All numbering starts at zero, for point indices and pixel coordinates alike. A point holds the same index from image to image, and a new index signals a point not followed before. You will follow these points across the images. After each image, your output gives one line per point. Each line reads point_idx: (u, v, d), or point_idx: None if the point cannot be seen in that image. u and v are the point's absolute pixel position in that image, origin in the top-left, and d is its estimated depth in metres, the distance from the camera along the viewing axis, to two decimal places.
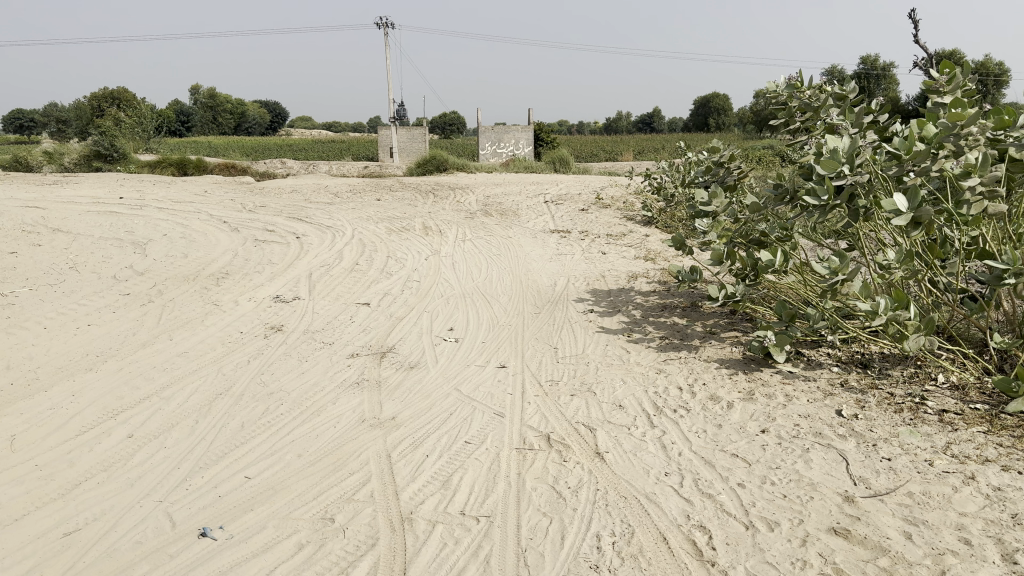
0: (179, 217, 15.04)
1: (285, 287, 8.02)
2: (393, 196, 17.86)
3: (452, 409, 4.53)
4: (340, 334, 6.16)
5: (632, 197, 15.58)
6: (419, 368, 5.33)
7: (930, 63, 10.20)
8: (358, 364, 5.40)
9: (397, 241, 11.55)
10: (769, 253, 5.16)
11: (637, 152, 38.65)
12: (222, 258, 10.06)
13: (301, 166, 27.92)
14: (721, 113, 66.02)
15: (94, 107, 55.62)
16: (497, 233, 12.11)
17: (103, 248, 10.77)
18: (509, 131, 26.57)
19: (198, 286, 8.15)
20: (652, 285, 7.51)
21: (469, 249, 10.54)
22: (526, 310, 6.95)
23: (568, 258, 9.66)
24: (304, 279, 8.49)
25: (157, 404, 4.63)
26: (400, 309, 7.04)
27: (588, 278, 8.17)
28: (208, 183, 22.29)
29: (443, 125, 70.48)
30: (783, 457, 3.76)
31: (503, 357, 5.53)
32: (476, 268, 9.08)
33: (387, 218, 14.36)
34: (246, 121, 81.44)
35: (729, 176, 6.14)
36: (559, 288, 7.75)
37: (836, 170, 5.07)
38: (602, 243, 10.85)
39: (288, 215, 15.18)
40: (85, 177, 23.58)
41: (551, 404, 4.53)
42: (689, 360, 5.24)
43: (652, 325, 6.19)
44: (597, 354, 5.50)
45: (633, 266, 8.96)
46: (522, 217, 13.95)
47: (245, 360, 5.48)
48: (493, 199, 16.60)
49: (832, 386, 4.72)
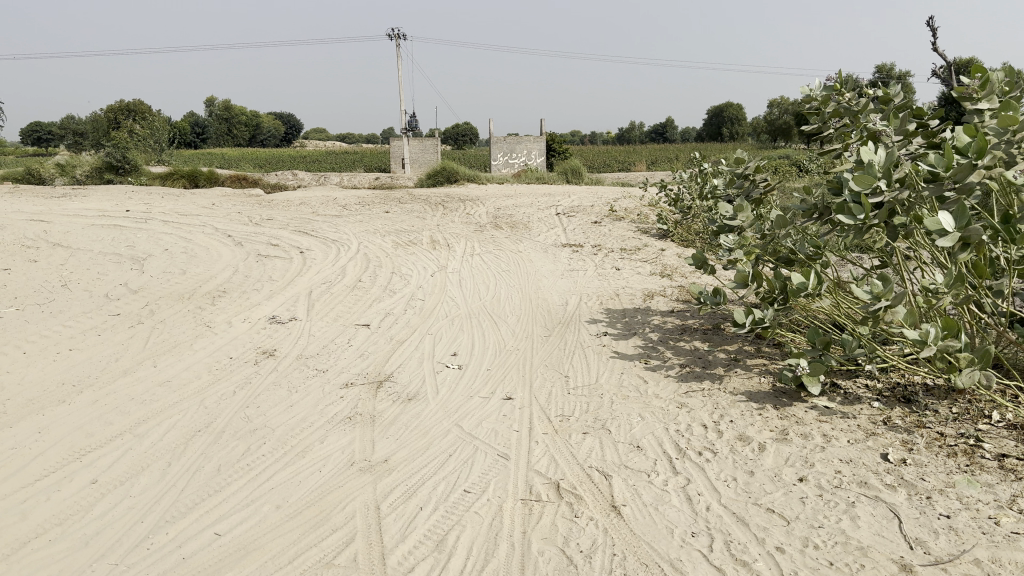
0: (183, 231, 14.72)
1: (282, 307, 7.64)
2: (402, 208, 17.51)
3: (451, 450, 4.09)
4: (336, 360, 5.75)
5: (646, 209, 15.17)
6: (418, 400, 4.90)
7: (949, 72, 9.74)
8: (352, 395, 4.97)
9: (404, 255, 11.16)
10: (800, 275, 4.70)
11: (650, 163, 38.24)
12: (221, 274, 9.69)
13: (312, 178, 27.67)
14: (734, 122, 65.59)
15: (110, 119, 55.81)
16: (507, 247, 11.72)
17: (99, 264, 10.42)
18: (521, 142, 26.23)
19: (191, 305, 7.77)
20: (670, 305, 7.06)
21: (477, 264, 10.13)
22: (536, 332, 6.51)
23: (580, 274, 9.23)
24: (303, 297, 8.10)
25: (128, 443, 4.22)
26: (401, 332, 6.62)
27: (602, 297, 7.72)
28: (217, 195, 22.03)
29: (455, 136, 70.38)
30: (826, 515, 3.30)
31: (509, 387, 5.09)
32: (484, 285, 8.66)
33: (395, 231, 13.99)
34: (260, 133, 81.68)
35: (756, 188, 5.70)
36: (571, 307, 7.32)
37: (872, 186, 4.62)
38: (616, 258, 10.42)
39: (295, 228, 14.84)
40: (94, 189, 23.39)
41: (561, 444, 4.08)
42: (713, 392, 4.78)
43: (671, 350, 5.74)
44: (612, 383, 5.04)
45: (649, 283, 8.52)
46: (533, 230, 13.55)
47: (232, 390, 5.07)
48: (504, 212, 16.23)
49: (874, 425, 4.24)
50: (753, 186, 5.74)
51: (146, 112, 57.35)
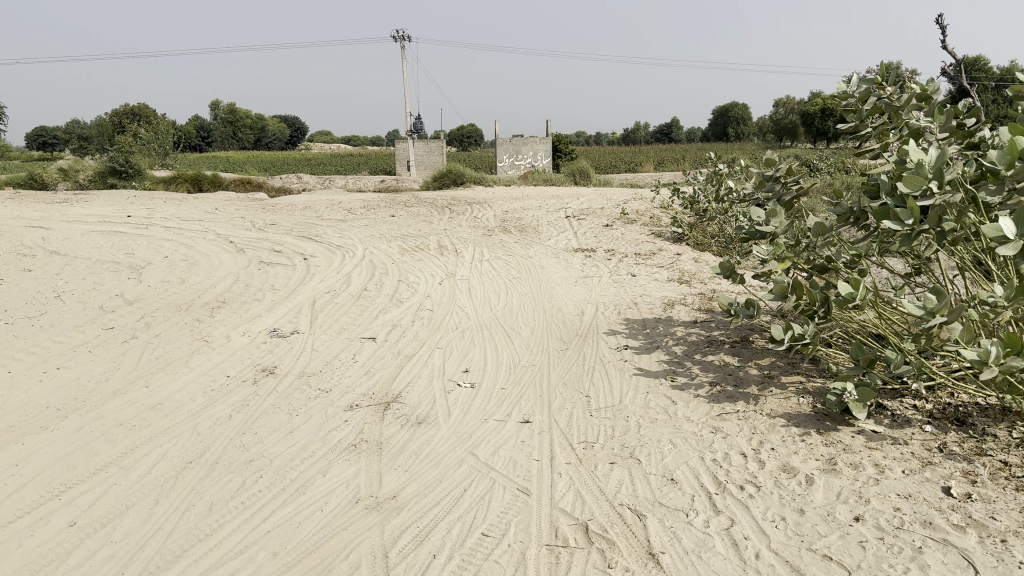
0: (184, 237, 14.40)
1: (284, 318, 7.29)
2: (408, 211, 17.18)
3: (465, 484, 3.72)
4: (340, 378, 5.39)
5: (658, 211, 14.79)
6: (428, 423, 4.53)
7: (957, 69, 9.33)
8: (356, 419, 4.61)
9: (410, 262, 10.81)
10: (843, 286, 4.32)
11: (657, 162, 37.85)
12: (222, 283, 9.35)
13: (317, 181, 27.36)
14: (741, 122, 65.14)
15: (115, 123, 55.70)
16: (517, 252, 11.36)
17: (96, 274, 10.09)
18: (527, 143, 25.87)
19: (189, 318, 7.43)
20: (692, 316, 6.69)
21: (486, 271, 9.76)
22: (552, 346, 6.13)
23: (594, 281, 8.86)
24: (306, 308, 7.75)
25: (113, 478, 3.87)
26: (409, 346, 6.26)
27: (620, 306, 7.34)
28: (221, 200, 21.71)
29: (460, 137, 70.03)
30: (891, 564, 2.92)
31: (527, 409, 4.72)
32: (494, 293, 8.30)
33: (401, 236, 13.64)
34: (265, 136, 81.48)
35: (789, 191, 5.34)
36: (588, 318, 6.95)
37: (922, 188, 4.23)
38: (630, 263, 10.05)
39: (298, 234, 14.50)
40: (97, 194, 23.11)
41: (586, 477, 3.71)
42: (749, 415, 4.40)
43: (698, 366, 5.36)
44: (638, 403, 4.67)
45: (667, 291, 8.15)
46: (543, 234, 13.17)
47: (228, 414, 4.72)
48: (513, 215, 15.87)
49: (929, 453, 3.85)
50: (786, 190, 5.38)
51: (151, 116, 57.22)
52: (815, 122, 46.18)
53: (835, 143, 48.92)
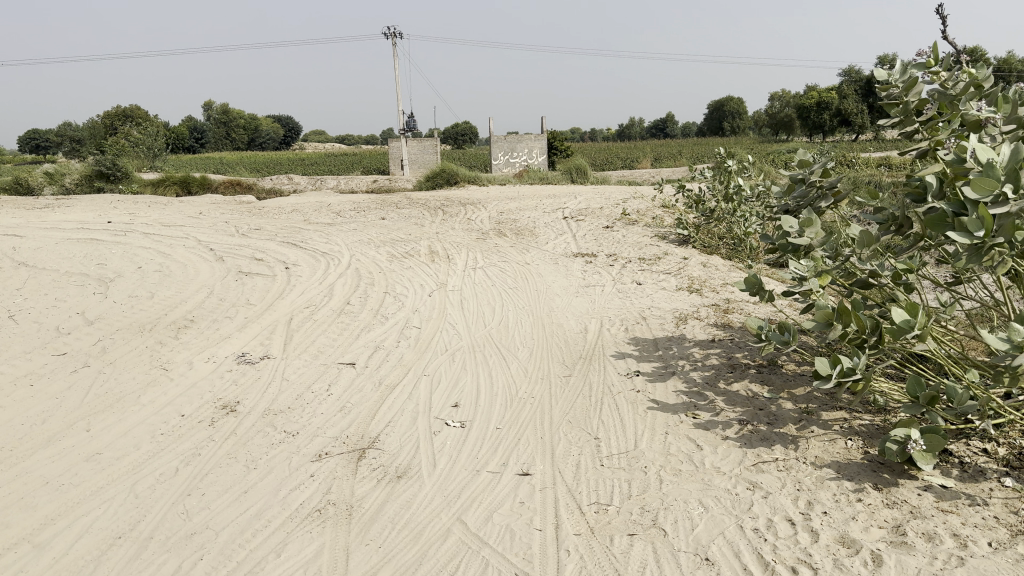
0: (163, 245, 13.65)
1: (255, 341, 6.57)
2: (399, 213, 16.44)
3: (452, 566, 3.04)
4: (310, 417, 4.68)
5: (660, 211, 14.09)
6: (409, 476, 3.84)
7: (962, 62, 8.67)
8: (325, 472, 3.91)
9: (398, 270, 10.08)
10: (900, 310, 3.62)
11: (655, 158, 37.11)
12: (194, 298, 8.63)
13: (308, 182, 26.60)
14: (736, 117, 64.63)
15: (107, 125, 54.82)
16: (513, 257, 10.65)
17: (60, 288, 9.35)
18: (522, 140, 25.12)
19: (150, 341, 6.71)
20: (710, 334, 6.00)
21: (480, 280, 9.05)
22: (553, 371, 5.42)
23: (597, 291, 8.16)
24: (281, 327, 7.04)
25: (21, 563, 3.19)
26: (392, 372, 5.55)
27: (627, 322, 6.64)
28: (207, 203, 20.94)
29: (455, 134, 68.97)
30: None
31: (526, 456, 4.02)
32: (488, 307, 7.59)
33: (391, 241, 12.92)
34: (259, 136, 80.56)
35: (826, 197, 4.65)
36: (592, 336, 6.26)
37: (994, 193, 3.55)
38: (634, 269, 9.34)
39: (283, 239, 13.76)
40: (80, 199, 22.31)
41: (600, 557, 3.03)
42: (790, 466, 3.70)
43: (722, 397, 4.65)
44: (656, 449, 3.98)
45: (677, 302, 7.45)
46: (540, 237, 12.47)
47: (173, 469, 4.04)
48: (509, 216, 15.15)
49: (1017, 517, 3.15)
50: (822, 196, 4.69)
51: (143, 117, 56.33)
52: (811, 115, 45.54)
53: (832, 138, 48.27)
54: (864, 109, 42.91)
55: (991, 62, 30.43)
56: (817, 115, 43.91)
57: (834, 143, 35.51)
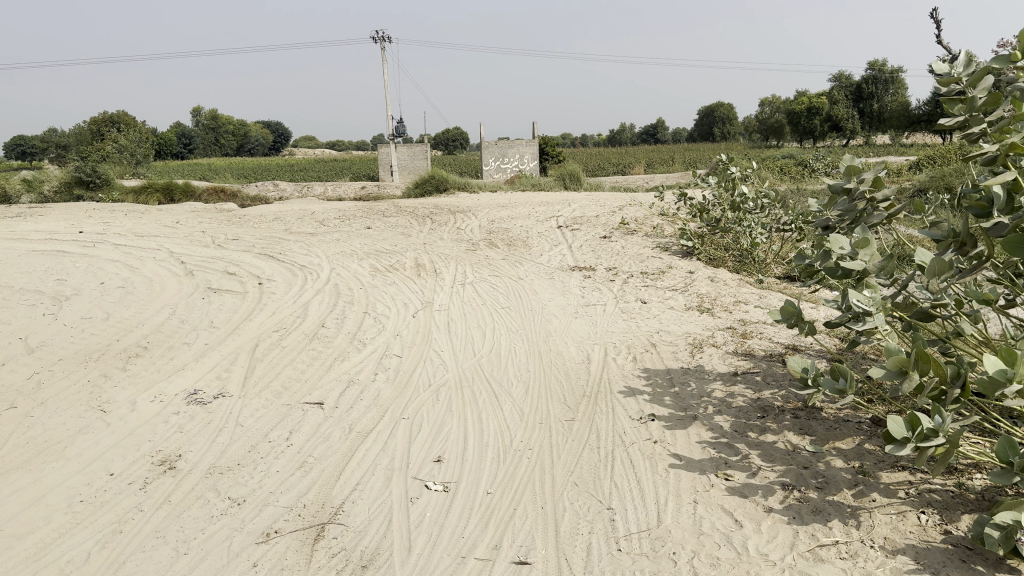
0: (133, 258, 12.82)
1: (211, 374, 5.78)
2: (385, 222, 15.64)
3: None
4: (262, 478, 3.90)
5: (659, 220, 13.35)
6: (375, 566, 3.06)
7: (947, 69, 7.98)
8: (271, 560, 3.14)
9: (381, 286, 9.30)
10: (994, 357, 2.87)
11: (647, 164, 36.45)
12: (154, 319, 7.83)
13: (295, 189, 25.72)
14: (727, 122, 64.22)
15: (93, 131, 53.91)
16: (505, 272, 9.87)
17: (8, 309, 8.53)
18: (514, 146, 24.39)
19: (93, 374, 5.90)
20: (731, 367, 5.24)
21: (470, 298, 8.27)
22: (553, 412, 4.64)
23: (598, 310, 7.41)
24: (244, 357, 6.25)
25: None
26: (366, 415, 4.76)
27: (634, 349, 5.86)
28: (187, 212, 20.10)
29: (447, 141, 68.04)
30: None
31: (522, 536, 3.24)
32: (478, 330, 6.81)
33: (375, 252, 12.12)
34: (248, 142, 79.49)
35: (877, 212, 3.91)
36: (596, 368, 5.48)
37: None
38: (637, 285, 8.58)
39: (261, 251, 12.94)
40: (56, 208, 21.38)
41: None
42: (855, 553, 2.94)
43: (757, 452, 3.89)
44: (686, 526, 3.21)
45: (689, 324, 6.69)
46: (534, 249, 11.70)
47: (85, 556, 3.27)
48: (500, 225, 14.40)
49: None
50: (874, 212, 3.97)
51: (130, 123, 55.32)
52: (802, 121, 45.01)
53: (824, 143, 47.78)
54: (856, 114, 42.33)
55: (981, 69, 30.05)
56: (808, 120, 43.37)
57: (826, 148, 34.99)
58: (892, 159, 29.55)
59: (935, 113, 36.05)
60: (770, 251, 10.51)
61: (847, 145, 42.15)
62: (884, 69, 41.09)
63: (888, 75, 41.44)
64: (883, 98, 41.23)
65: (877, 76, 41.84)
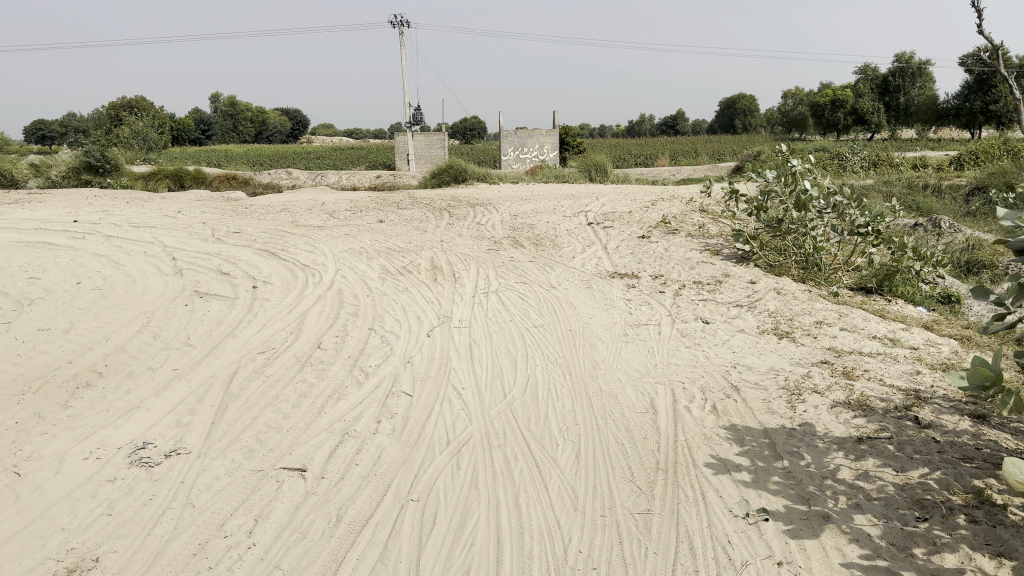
0: (122, 253, 11.60)
1: (170, 418, 4.56)
2: (399, 215, 14.36)
3: None
4: None
5: (701, 218, 12.01)
6: None
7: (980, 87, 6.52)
8: None
9: (392, 292, 8.03)
10: None
11: (670, 156, 34.85)
12: (123, 332, 6.59)
13: (308, 177, 24.46)
14: (749, 113, 62.38)
15: (109, 115, 52.85)
16: (535, 278, 8.56)
17: None
18: (533, 134, 23.02)
19: (24, 413, 4.69)
20: (852, 431, 3.96)
21: (495, 311, 7.00)
22: (619, 499, 3.38)
23: (652, 331, 6.12)
24: (217, 390, 5.02)
25: None
26: (361, 494, 3.52)
27: (710, 394, 4.58)
28: (191, 201, 18.89)
29: (463, 131, 66.23)
30: None
31: None
32: (509, 357, 5.54)
33: (386, 250, 10.85)
34: (266, 129, 78.38)
35: None
36: (667, 422, 4.19)
37: None
38: (693, 298, 7.26)
39: (262, 247, 11.68)
40: (57, 194, 20.25)
41: None
42: None
43: None
44: None
45: (770, 355, 5.39)
46: (565, 249, 10.38)
47: None
48: (524, 221, 13.10)
49: None
50: None
51: (146, 108, 54.26)
52: (826, 113, 43.01)
53: (849, 136, 45.93)
54: (881, 107, 40.11)
55: (1014, 62, 28.31)
56: (832, 113, 41.47)
57: (854, 142, 33.23)
58: (926, 153, 27.89)
59: (964, 107, 34.26)
60: (836, 255, 9.25)
61: (873, 139, 40.22)
62: (911, 61, 39.21)
63: (916, 68, 39.55)
64: (911, 92, 39.89)
65: (904, 68, 39.95)
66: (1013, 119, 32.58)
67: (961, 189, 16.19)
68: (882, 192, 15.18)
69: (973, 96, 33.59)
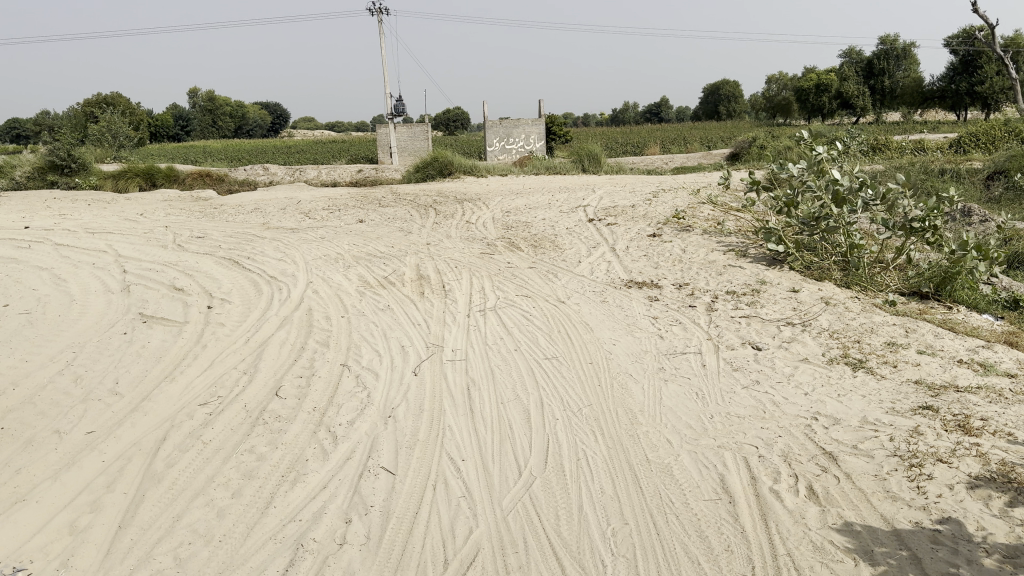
0: (69, 265, 10.23)
1: (65, 517, 3.34)
2: (380, 214, 13.07)
3: None
4: None
5: (715, 211, 10.82)
6: None
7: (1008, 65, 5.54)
8: None
9: (372, 311, 6.79)
10: None
11: (659, 144, 33.66)
12: (36, 375, 5.31)
13: (285, 172, 23.00)
14: (733, 99, 61.28)
15: (79, 112, 50.88)
16: (538, 289, 7.34)
17: None
18: (519, 124, 21.73)
19: None
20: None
21: (495, 335, 5.78)
22: None
23: (694, 363, 4.91)
24: (136, 467, 3.79)
25: None
26: None
27: (799, 465, 3.40)
28: (159, 203, 17.44)
29: (446, 121, 64.54)
30: None
31: None
32: (518, 406, 4.32)
33: (365, 257, 9.58)
34: (245, 125, 76.54)
35: None
36: (750, 520, 3.00)
37: None
38: (731, 314, 6.07)
39: (227, 254, 10.35)
40: (13, 197, 18.68)
41: None
42: None
43: None
44: None
45: (854, 398, 4.22)
46: (567, 252, 9.16)
47: None
48: (516, 218, 11.87)
49: None
50: None
51: (118, 104, 52.38)
52: (810, 98, 41.73)
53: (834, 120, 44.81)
54: (866, 91, 38.84)
55: (1005, 40, 27.10)
56: (817, 98, 40.28)
57: (842, 126, 32.00)
58: (920, 137, 26.73)
59: (949, 89, 33.09)
60: (880, 255, 8.09)
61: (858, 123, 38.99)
62: (897, 43, 38.05)
63: (901, 50, 38.32)
64: (896, 74, 38.10)
65: (889, 50, 38.72)
66: (1001, 100, 31.51)
67: (977, 174, 15.01)
68: (897, 178, 13.98)
69: (959, 78, 32.45)
